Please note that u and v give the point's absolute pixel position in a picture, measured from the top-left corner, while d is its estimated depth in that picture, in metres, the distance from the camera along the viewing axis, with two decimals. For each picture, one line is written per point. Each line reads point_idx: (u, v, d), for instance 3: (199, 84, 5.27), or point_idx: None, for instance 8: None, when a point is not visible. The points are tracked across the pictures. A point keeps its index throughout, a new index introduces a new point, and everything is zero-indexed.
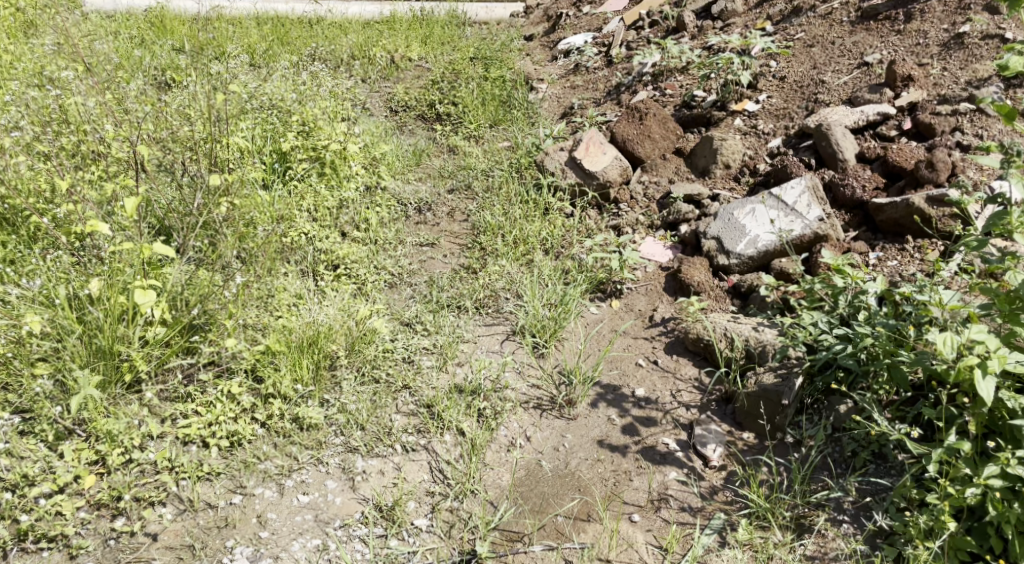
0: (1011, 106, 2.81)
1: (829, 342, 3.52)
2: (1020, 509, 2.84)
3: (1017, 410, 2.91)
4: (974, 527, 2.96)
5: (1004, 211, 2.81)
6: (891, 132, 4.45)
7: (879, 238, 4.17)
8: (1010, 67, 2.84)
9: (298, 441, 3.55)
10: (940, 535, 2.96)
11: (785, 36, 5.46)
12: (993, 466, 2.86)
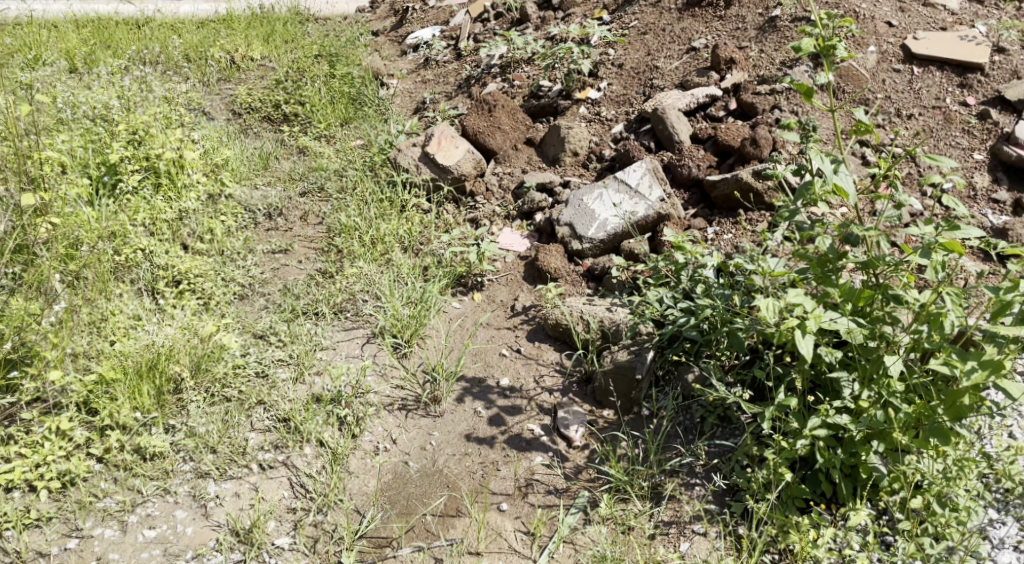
0: (807, 84, 2.99)
1: (674, 315, 3.68)
2: (842, 454, 3.08)
3: (834, 363, 3.12)
4: (808, 475, 3.19)
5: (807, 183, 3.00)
6: (719, 113, 4.70)
7: (716, 214, 4.39)
8: (802, 48, 3.02)
9: (141, 473, 3.42)
10: (777, 487, 3.16)
11: (621, 24, 5.64)
12: (815, 417, 3.05)
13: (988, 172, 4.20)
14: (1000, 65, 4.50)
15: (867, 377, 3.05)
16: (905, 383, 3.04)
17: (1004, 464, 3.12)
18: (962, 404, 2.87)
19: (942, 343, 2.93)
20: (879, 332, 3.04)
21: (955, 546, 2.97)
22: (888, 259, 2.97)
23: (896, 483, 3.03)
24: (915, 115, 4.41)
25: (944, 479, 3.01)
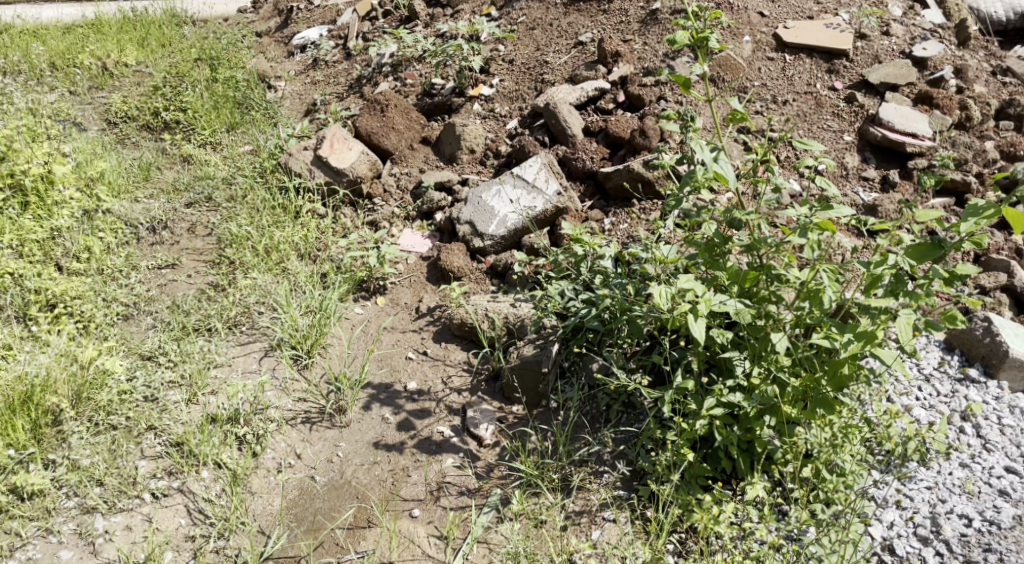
0: (684, 75, 3.04)
1: (576, 307, 3.72)
2: (738, 430, 3.18)
3: (726, 344, 3.22)
4: (708, 453, 3.29)
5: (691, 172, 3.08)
6: (609, 105, 4.76)
7: (611, 205, 4.45)
8: (677, 41, 3.10)
9: (18, 514, 3.29)
10: (681, 467, 3.25)
11: (509, 21, 5.64)
12: (711, 398, 3.16)
13: (857, 152, 4.41)
14: (863, 51, 4.74)
15: (756, 355, 3.15)
16: (792, 357, 3.12)
17: (883, 428, 3.30)
18: (843, 374, 2.99)
19: (822, 317, 3.03)
20: (765, 310, 3.16)
21: (845, 510, 3.11)
22: (769, 241, 3.08)
23: (789, 455, 3.14)
24: (790, 101, 4.59)
25: (832, 448, 3.13)
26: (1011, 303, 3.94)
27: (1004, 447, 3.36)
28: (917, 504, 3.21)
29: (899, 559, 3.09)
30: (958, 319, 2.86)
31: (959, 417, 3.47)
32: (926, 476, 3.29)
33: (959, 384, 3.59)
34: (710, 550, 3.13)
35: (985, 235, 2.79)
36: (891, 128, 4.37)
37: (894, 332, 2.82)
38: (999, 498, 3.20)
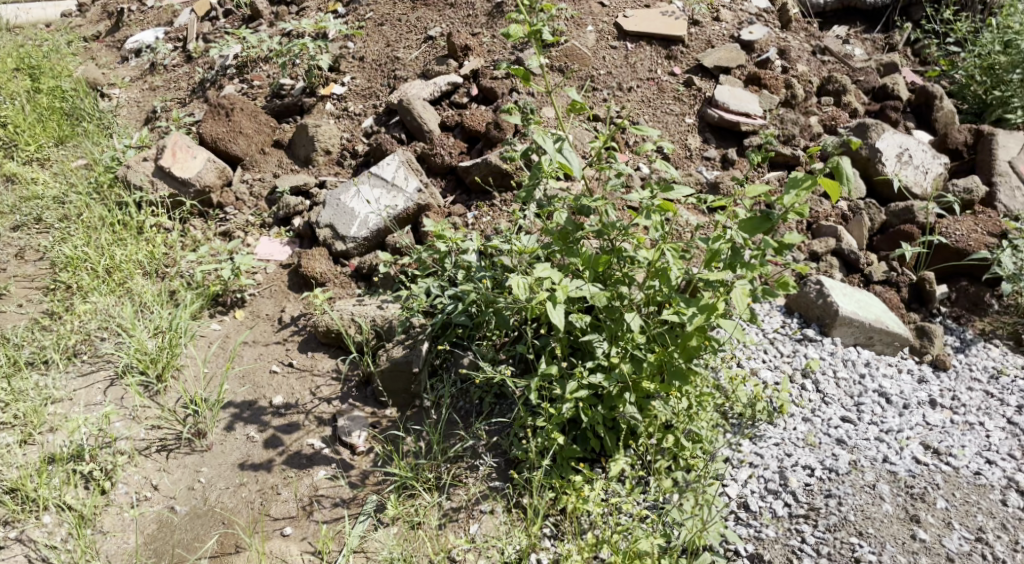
0: (524, 69, 3.20)
1: (443, 303, 3.67)
2: (604, 411, 3.26)
3: (585, 327, 3.27)
4: (577, 435, 3.33)
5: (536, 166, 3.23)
6: (463, 99, 4.73)
7: (473, 199, 4.42)
8: (512, 34, 3.09)
9: None
10: (551, 451, 3.27)
11: (356, 17, 5.48)
12: (574, 381, 3.20)
13: (698, 134, 4.58)
14: (696, 37, 4.93)
15: (613, 335, 3.22)
16: (648, 335, 3.22)
17: (733, 391, 3.44)
18: (692, 346, 3.13)
19: (671, 293, 3.14)
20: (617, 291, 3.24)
21: (701, 475, 3.20)
22: (618, 225, 3.17)
23: (652, 428, 3.26)
24: (634, 88, 4.72)
25: (688, 415, 3.26)
26: (841, 266, 4.19)
27: (840, 399, 3.59)
28: (766, 460, 3.35)
29: (752, 515, 3.21)
30: (791, 285, 3.08)
31: (800, 374, 3.67)
32: (774, 434, 3.44)
33: (799, 344, 3.79)
34: (581, 528, 3.18)
35: (807, 205, 2.99)
36: (726, 109, 4.55)
37: (731, 301, 2.96)
38: (837, 446, 3.39)
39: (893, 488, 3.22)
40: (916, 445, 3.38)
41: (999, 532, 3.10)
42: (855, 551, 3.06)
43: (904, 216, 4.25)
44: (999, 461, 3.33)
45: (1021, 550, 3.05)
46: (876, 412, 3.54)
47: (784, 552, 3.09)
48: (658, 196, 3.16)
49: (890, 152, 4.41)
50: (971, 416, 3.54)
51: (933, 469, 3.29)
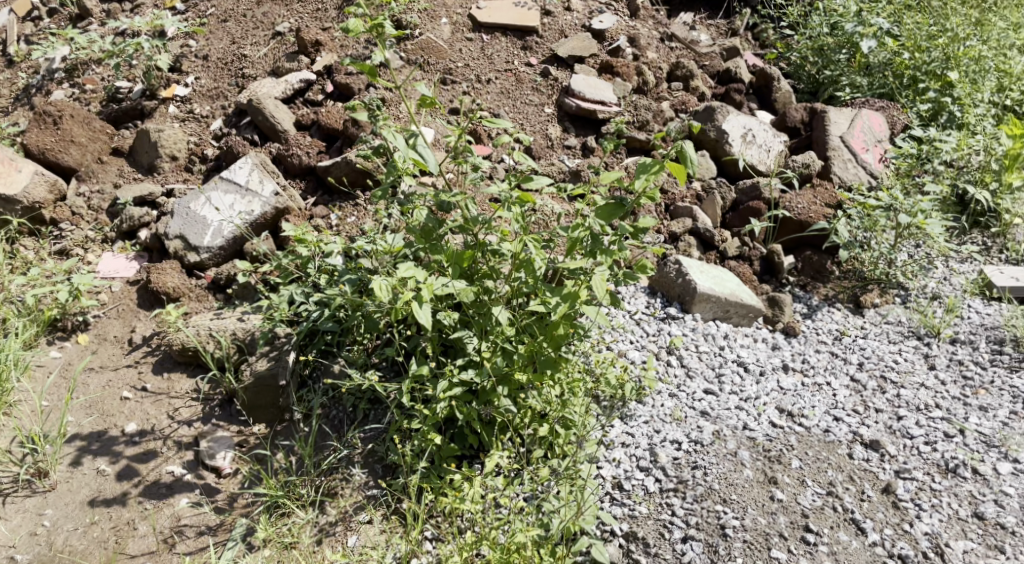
0: (369, 64, 3.02)
1: (308, 311, 3.49)
2: (478, 405, 3.18)
3: (454, 325, 3.19)
4: (455, 432, 3.25)
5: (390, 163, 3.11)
6: (318, 97, 4.54)
7: (336, 200, 4.24)
8: (351, 30, 2.90)
9: None
10: (428, 452, 3.17)
11: (196, 13, 5.19)
12: (445, 380, 3.11)
13: (556, 123, 4.58)
14: (550, 27, 4.95)
15: (483, 330, 3.16)
16: (516, 327, 3.19)
17: (603, 372, 3.45)
18: (559, 334, 3.13)
19: (537, 284, 3.14)
20: (483, 285, 3.21)
21: (574, 460, 3.19)
22: (480, 220, 3.10)
23: (527, 418, 3.20)
24: (492, 79, 4.67)
25: (562, 404, 3.25)
26: (698, 245, 4.28)
27: (703, 372, 3.67)
28: (637, 439, 3.38)
29: (627, 494, 3.22)
30: (648, 267, 3.25)
31: (665, 351, 3.74)
32: (643, 412, 3.49)
33: (663, 322, 3.87)
34: (460, 528, 3.10)
35: (657, 190, 3.09)
36: (583, 98, 4.56)
37: (592, 288, 3.01)
38: (701, 419, 3.47)
39: (752, 454, 3.32)
40: (771, 410, 3.51)
41: (847, 484, 3.24)
42: (721, 519, 3.12)
43: (753, 193, 4.39)
44: (844, 417, 3.49)
45: (866, 500, 3.19)
46: (735, 381, 3.64)
47: (657, 527, 3.13)
48: (517, 187, 3.13)
49: (735, 133, 4.54)
50: (819, 377, 3.69)
51: (788, 431, 3.42)
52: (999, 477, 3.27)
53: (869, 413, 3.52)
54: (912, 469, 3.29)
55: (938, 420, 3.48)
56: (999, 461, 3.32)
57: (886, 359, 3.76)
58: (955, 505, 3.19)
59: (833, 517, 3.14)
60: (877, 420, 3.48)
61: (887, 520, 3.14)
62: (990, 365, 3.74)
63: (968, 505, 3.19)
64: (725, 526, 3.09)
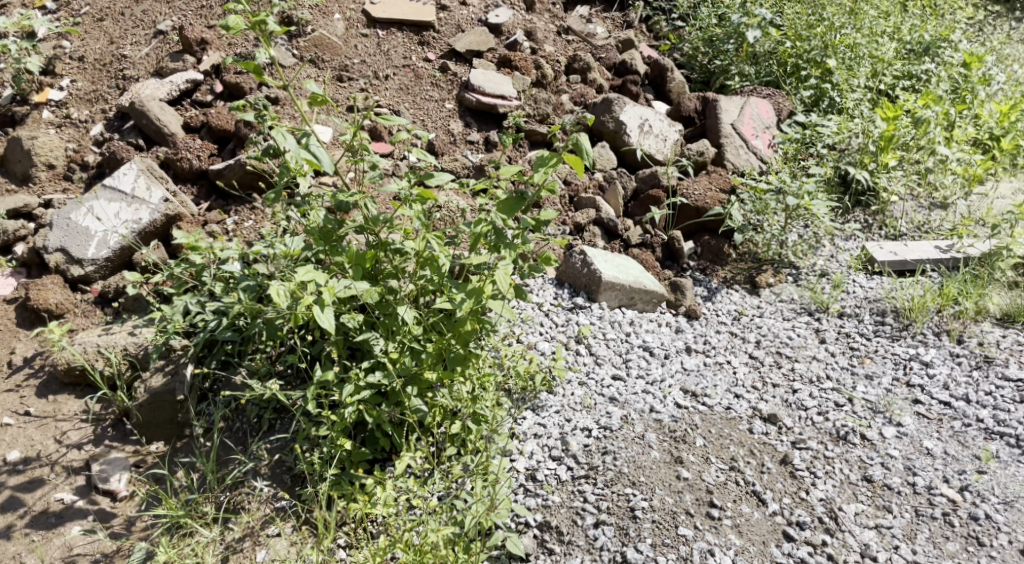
0: (255, 62, 2.92)
1: (204, 321, 3.36)
2: (389, 407, 3.12)
3: (359, 326, 3.12)
4: (365, 437, 3.19)
5: (283, 164, 3.00)
6: (207, 97, 4.37)
7: (231, 204, 4.08)
8: (232, 27, 2.79)
9: None
10: (336, 459, 3.09)
11: (69, 13, 4.93)
12: (349, 384, 3.04)
13: (456, 119, 4.54)
14: (446, 21, 4.90)
15: (389, 330, 3.10)
16: (423, 325, 3.16)
17: (514, 365, 3.46)
18: (466, 331, 3.12)
19: (442, 281, 3.11)
20: (387, 285, 3.15)
21: (488, 455, 3.17)
22: (381, 218, 3.03)
23: (439, 417, 3.16)
24: (390, 75, 4.60)
25: (473, 399, 3.20)
26: (602, 234, 4.35)
27: (610, 359, 3.72)
28: (549, 429, 3.40)
29: (539, 484, 3.22)
30: (551, 259, 3.25)
31: (574, 341, 3.78)
32: (554, 402, 3.50)
33: (572, 313, 3.92)
34: (373, 533, 3.03)
35: (556, 182, 3.10)
36: (482, 93, 4.54)
37: (495, 283, 3.02)
38: (610, 405, 3.51)
39: (659, 436, 3.37)
40: (676, 392, 3.57)
41: (748, 458, 3.30)
42: (631, 501, 3.14)
43: (652, 182, 4.47)
44: (744, 394, 3.57)
45: (766, 471, 3.25)
46: (641, 366, 3.70)
47: (570, 515, 3.13)
48: (417, 185, 3.07)
49: (633, 123, 4.60)
50: (720, 356, 3.78)
51: (692, 411, 3.48)
52: (884, 442, 3.36)
53: (767, 388, 3.61)
54: (807, 439, 3.37)
55: (829, 390, 3.58)
56: (885, 426, 3.41)
57: (781, 336, 3.87)
58: (846, 471, 3.25)
59: (735, 491, 3.18)
60: (774, 394, 3.57)
61: (785, 490, 3.19)
62: (875, 335, 3.87)
63: (858, 469, 3.27)
64: (635, 508, 3.12)
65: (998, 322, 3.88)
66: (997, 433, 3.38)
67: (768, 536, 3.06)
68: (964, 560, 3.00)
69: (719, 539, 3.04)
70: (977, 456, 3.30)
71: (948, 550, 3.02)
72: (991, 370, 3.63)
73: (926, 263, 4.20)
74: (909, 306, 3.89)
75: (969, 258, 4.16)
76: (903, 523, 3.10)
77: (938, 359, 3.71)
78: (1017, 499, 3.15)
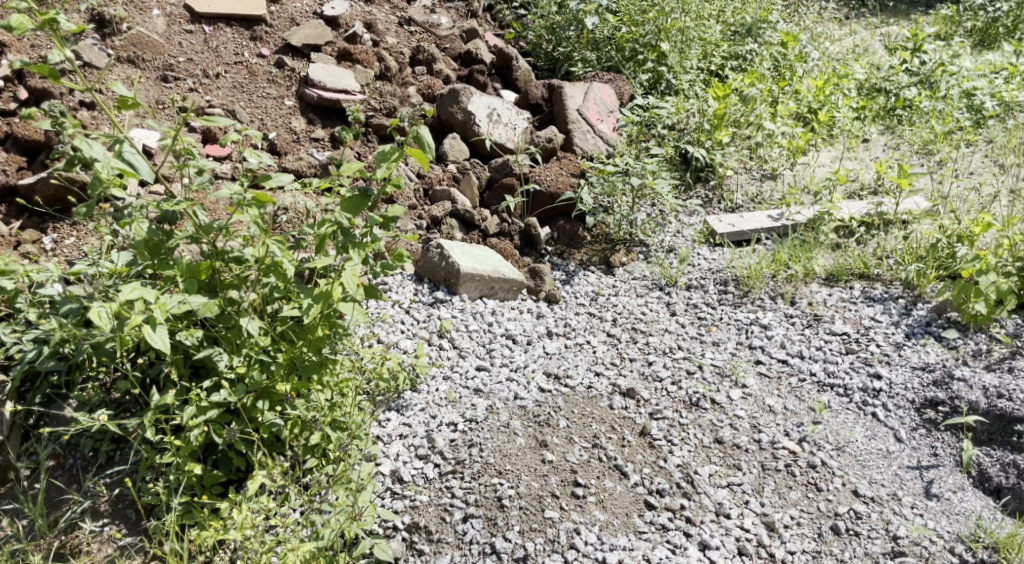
0: (50, 66, 2.65)
1: (23, 351, 3.07)
2: (240, 425, 2.96)
3: (199, 343, 2.93)
4: (217, 458, 3.01)
5: (95, 178, 2.75)
6: (10, 105, 3.97)
7: (48, 220, 3.78)
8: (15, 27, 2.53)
9: None
10: (181, 485, 2.90)
11: None
12: (190, 406, 2.86)
13: (297, 116, 4.38)
14: (278, 15, 4.70)
15: (233, 344, 2.93)
16: (271, 335, 2.98)
17: (374, 366, 3.38)
18: (319, 336, 3.00)
19: (287, 288, 2.98)
20: (227, 296, 2.97)
21: (351, 463, 3.07)
22: (215, 226, 2.87)
23: (296, 429, 3.03)
24: (222, 73, 4.38)
25: (331, 407, 3.09)
26: (460, 226, 4.30)
27: (474, 350, 3.70)
28: (414, 428, 3.33)
29: (407, 485, 3.15)
30: (404, 255, 3.18)
31: (437, 336, 3.74)
32: (419, 400, 3.45)
33: (432, 308, 3.88)
34: (229, 558, 2.87)
35: (400, 176, 3.00)
36: (324, 88, 4.40)
37: (342, 284, 2.90)
38: (475, 396, 3.48)
39: (524, 422, 3.37)
40: (540, 376, 3.58)
41: (609, 434, 3.34)
42: (498, 491, 3.11)
43: (505, 170, 4.48)
44: (604, 371, 3.63)
45: (626, 445, 3.30)
46: (505, 354, 3.70)
47: (438, 512, 3.08)
48: (252, 189, 2.92)
49: (481, 113, 4.58)
50: (579, 337, 3.82)
51: (555, 394, 3.50)
52: (732, 403, 3.46)
53: (625, 363, 3.68)
54: (663, 409, 3.44)
55: (681, 359, 3.68)
56: (731, 388, 3.52)
57: (635, 312, 3.96)
58: (700, 435, 3.34)
59: (598, 468, 3.21)
60: (632, 368, 3.64)
61: (645, 460, 3.25)
62: (719, 303, 4.00)
63: (710, 432, 3.35)
64: (502, 498, 3.09)
65: (824, 283, 4.06)
66: (828, 385, 3.54)
67: (630, 507, 3.09)
68: (806, 506, 3.11)
69: (584, 517, 3.05)
70: (812, 408, 3.44)
71: (791, 499, 3.12)
72: (820, 327, 3.80)
73: (761, 231, 4.37)
74: (747, 275, 4.04)
75: (797, 225, 4.39)
76: (751, 479, 3.19)
77: (775, 321, 3.86)
78: (847, 445, 3.30)
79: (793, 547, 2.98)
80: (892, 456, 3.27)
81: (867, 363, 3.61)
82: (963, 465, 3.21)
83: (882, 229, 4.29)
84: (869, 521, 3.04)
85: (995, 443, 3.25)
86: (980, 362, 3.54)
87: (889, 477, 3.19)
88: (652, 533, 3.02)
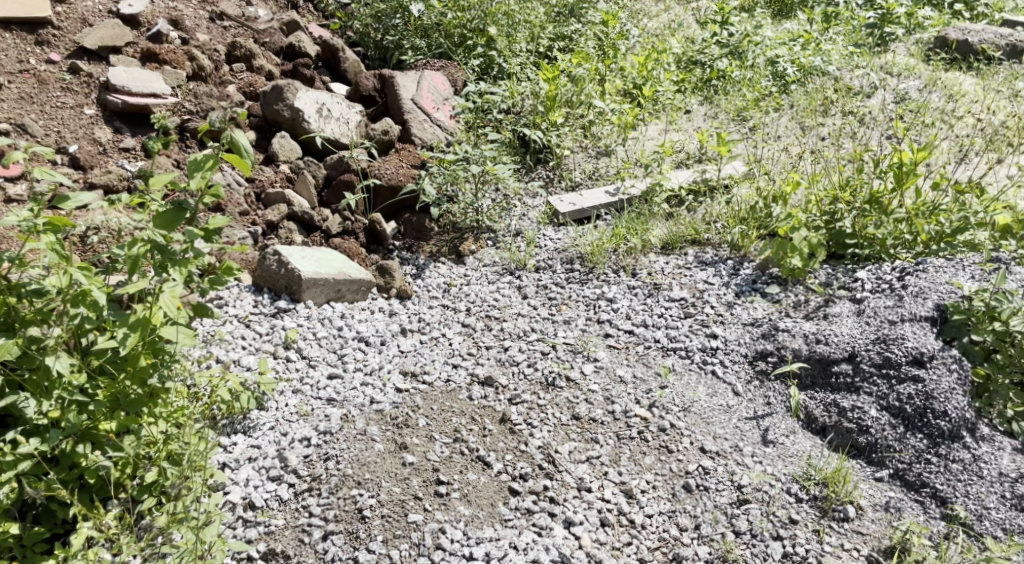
0: None
1: None
2: (59, 474, 2.71)
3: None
4: (37, 514, 2.75)
5: None
6: None
7: None
8: None
9: None
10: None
11: None
12: None
13: (99, 125, 4.02)
14: (67, 15, 4.31)
15: (41, 388, 2.67)
16: (84, 371, 2.73)
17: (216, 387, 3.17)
18: (142, 366, 2.78)
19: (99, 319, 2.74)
20: (28, 335, 2.69)
21: (198, 496, 2.85)
22: (6, 257, 2.58)
23: (127, 469, 2.80)
24: (4, 84, 3.98)
25: (166, 440, 2.86)
26: (299, 229, 4.11)
27: (324, 359, 3.55)
28: (264, 449, 3.15)
29: (259, 512, 2.98)
30: (232, 268, 2.99)
31: (283, 348, 3.55)
32: (267, 418, 3.26)
33: (275, 318, 3.68)
34: None
35: (219, 184, 2.80)
36: (129, 93, 4.08)
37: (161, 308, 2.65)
38: (328, 406, 3.33)
39: (381, 427, 3.24)
40: (396, 376, 3.46)
41: (470, 426, 3.26)
42: (358, 502, 2.98)
43: (341, 168, 4.31)
44: (461, 362, 3.55)
45: (488, 434, 3.24)
46: (358, 358, 3.56)
47: (295, 534, 2.92)
48: (43, 215, 2.64)
49: (309, 108, 4.36)
50: (434, 331, 3.72)
51: (413, 392, 3.39)
52: (586, 378, 3.46)
53: (482, 352, 3.61)
54: (521, 393, 3.39)
55: (535, 342, 3.64)
56: (584, 363, 3.52)
57: (488, 300, 3.90)
58: (558, 414, 3.31)
59: (461, 462, 3.13)
60: (488, 356, 3.58)
61: (507, 448, 3.19)
62: (567, 282, 4.00)
63: (567, 410, 3.34)
64: (363, 509, 2.95)
65: (661, 252, 4.12)
66: (671, 349, 3.59)
67: (495, 496, 3.03)
68: (660, 470, 3.13)
69: (449, 514, 2.96)
70: (658, 373, 3.48)
71: (645, 464, 3.15)
72: (660, 295, 3.85)
73: (600, 208, 4.39)
74: (591, 252, 4.06)
75: (632, 198, 4.41)
76: (609, 450, 3.20)
77: (619, 294, 3.89)
78: (692, 405, 3.34)
79: (651, 511, 3.01)
80: (732, 410, 3.34)
81: (703, 325, 3.67)
82: (792, 411, 3.32)
83: (708, 196, 4.39)
84: (716, 475, 3.09)
85: (817, 386, 3.38)
86: (800, 312, 3.68)
87: (731, 430, 3.26)
88: (518, 519, 2.97)
